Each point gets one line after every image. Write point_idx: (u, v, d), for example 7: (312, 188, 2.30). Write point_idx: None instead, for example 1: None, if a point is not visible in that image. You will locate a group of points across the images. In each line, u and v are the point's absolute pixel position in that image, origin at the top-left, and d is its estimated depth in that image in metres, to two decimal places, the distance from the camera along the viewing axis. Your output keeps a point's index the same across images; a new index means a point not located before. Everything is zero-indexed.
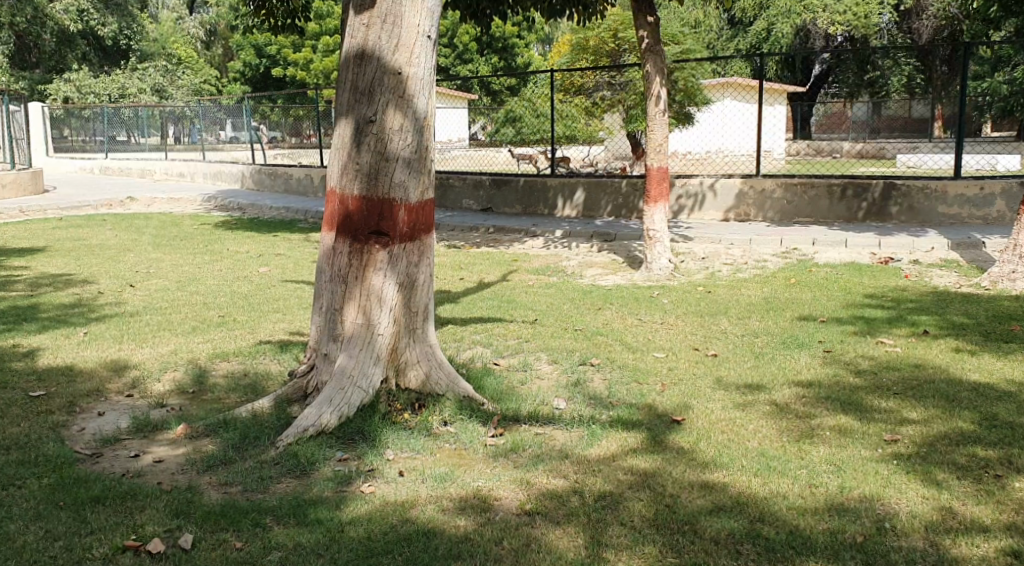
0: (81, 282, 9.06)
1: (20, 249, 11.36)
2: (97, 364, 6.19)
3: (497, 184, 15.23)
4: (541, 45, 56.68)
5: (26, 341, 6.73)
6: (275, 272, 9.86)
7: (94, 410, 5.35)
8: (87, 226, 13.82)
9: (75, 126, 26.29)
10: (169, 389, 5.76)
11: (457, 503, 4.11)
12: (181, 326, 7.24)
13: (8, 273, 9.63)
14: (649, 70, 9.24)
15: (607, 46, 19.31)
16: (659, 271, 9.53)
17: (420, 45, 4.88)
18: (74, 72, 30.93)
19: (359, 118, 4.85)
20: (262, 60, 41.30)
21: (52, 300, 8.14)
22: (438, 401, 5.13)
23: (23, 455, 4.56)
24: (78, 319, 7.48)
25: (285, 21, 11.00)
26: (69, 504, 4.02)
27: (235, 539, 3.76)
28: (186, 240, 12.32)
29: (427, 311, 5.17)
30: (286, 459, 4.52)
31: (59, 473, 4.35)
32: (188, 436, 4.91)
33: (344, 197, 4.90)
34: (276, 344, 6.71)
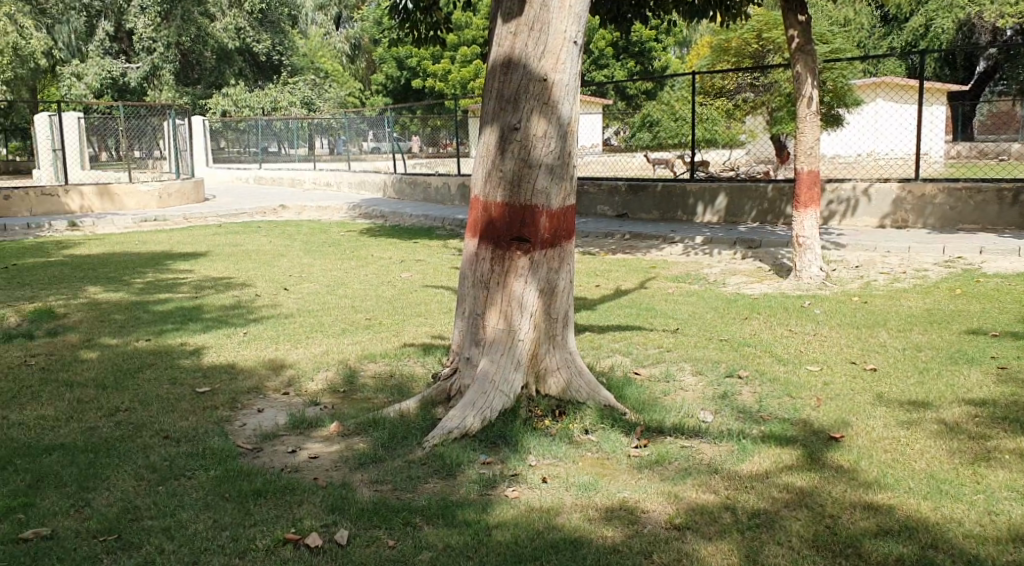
0: (239, 285, 9.54)
1: (184, 254, 12.08)
2: (256, 363, 6.47)
3: (634, 190, 15.03)
4: (678, 48, 55.99)
5: (192, 340, 7.13)
6: (416, 277, 10.08)
7: (254, 406, 5.60)
8: (243, 233, 14.57)
9: (231, 138, 28.24)
10: (322, 387, 5.95)
11: (604, 513, 4.04)
12: (332, 329, 7.49)
13: (174, 276, 10.24)
14: (799, 70, 8.87)
15: (750, 47, 18.87)
16: (810, 279, 9.16)
17: (566, 51, 4.84)
18: (232, 88, 32.81)
19: (505, 125, 4.86)
20: (403, 73, 42.45)
21: (215, 302, 8.59)
22: (579, 409, 5.07)
23: (193, 448, 4.80)
24: (238, 320, 7.87)
25: (428, 33, 11.19)
26: (234, 496, 4.20)
27: (388, 537, 3.83)
28: (334, 246, 12.79)
29: (568, 318, 5.13)
30: (433, 460, 4.58)
31: (224, 466, 4.55)
32: (341, 434, 5.05)
33: (487, 204, 4.93)
34: (421, 347, 6.83)
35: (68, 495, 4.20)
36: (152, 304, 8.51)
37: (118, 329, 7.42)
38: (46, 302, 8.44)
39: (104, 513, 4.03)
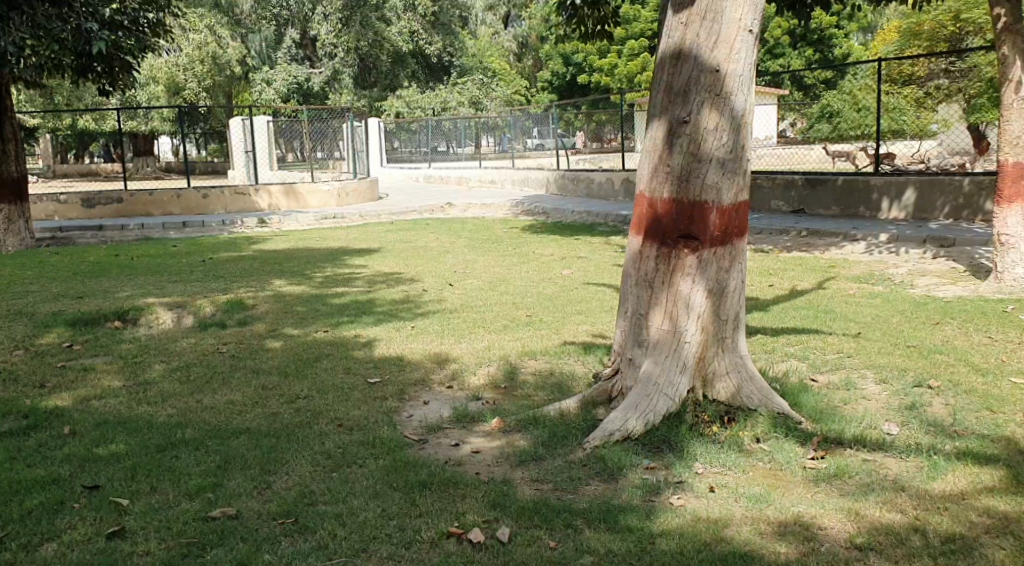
0: (408, 280, 9.78)
1: (358, 250, 12.54)
2: (423, 356, 6.58)
3: (811, 184, 14.31)
4: (861, 33, 53.04)
5: (364, 332, 7.35)
6: (580, 274, 9.99)
7: (421, 398, 5.67)
8: (413, 229, 14.99)
9: (404, 137, 29.30)
10: (486, 382, 5.96)
11: (777, 528, 3.79)
12: (495, 325, 7.52)
13: (349, 270, 10.63)
14: (1005, 53, 8.13)
15: (945, 30, 17.58)
16: (1012, 282, 8.36)
17: (740, 40, 4.59)
18: (405, 89, 33.93)
19: (673, 119, 4.68)
20: (569, 69, 42.52)
21: (385, 296, 8.84)
22: (750, 416, 4.80)
23: (363, 437, 4.90)
24: (407, 313, 8.05)
25: (596, 27, 11.06)
26: (401, 486, 4.25)
27: (549, 538, 3.76)
28: (498, 243, 12.91)
29: (739, 320, 4.87)
30: (595, 461, 4.47)
31: (392, 456, 4.61)
32: (503, 430, 5.02)
33: (653, 200, 4.76)
34: (583, 346, 6.73)
35: (251, 476, 4.38)
36: (328, 296, 8.86)
37: (298, 320, 7.76)
38: (235, 293, 8.96)
39: (282, 496, 4.16)
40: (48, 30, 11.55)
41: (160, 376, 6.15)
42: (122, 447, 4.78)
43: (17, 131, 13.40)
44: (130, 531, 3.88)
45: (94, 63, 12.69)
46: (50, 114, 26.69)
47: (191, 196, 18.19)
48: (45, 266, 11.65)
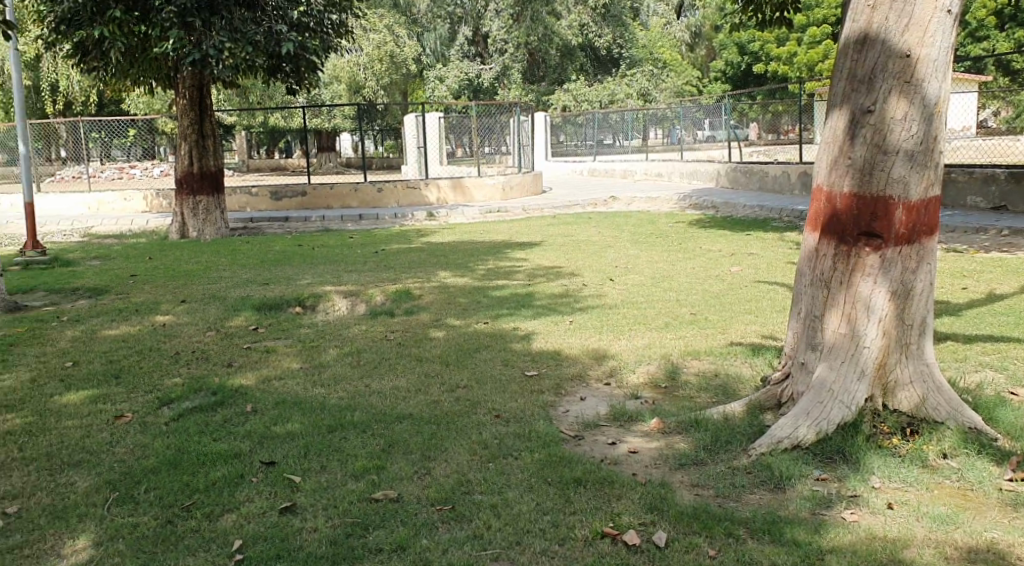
0: (569, 274, 9.75)
1: (522, 243, 12.64)
2: (581, 351, 6.51)
3: (1016, 180, 13.13)
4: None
5: (523, 325, 7.36)
6: (748, 272, 9.62)
7: (578, 394, 5.61)
8: (577, 223, 14.95)
9: (570, 131, 29.43)
10: (644, 381, 5.82)
11: (964, 554, 3.47)
12: (656, 322, 7.35)
13: (510, 263, 10.72)
14: None
15: None
16: None
17: (935, 22, 4.22)
18: (574, 83, 33.88)
19: (856, 108, 4.37)
20: (744, 59, 41.18)
21: (545, 290, 8.84)
22: (936, 429, 4.41)
23: (520, 429, 4.89)
24: (566, 308, 8.01)
25: (773, 14, 10.59)
26: (556, 482, 4.20)
27: (709, 546, 3.61)
28: (663, 238, 12.65)
29: (926, 325, 4.49)
30: (759, 470, 4.25)
31: (548, 450, 4.57)
32: (662, 431, 4.88)
33: (832, 195, 4.47)
34: (749, 347, 6.45)
35: (413, 462, 4.45)
36: (491, 289, 8.96)
37: (461, 311, 7.88)
38: (403, 284, 9.24)
39: (441, 483, 4.20)
40: (243, 33, 12.50)
41: (331, 361, 6.41)
42: (296, 426, 5.00)
43: (216, 127, 14.40)
44: (300, 507, 4.03)
45: (283, 64, 13.38)
46: (245, 113, 28.58)
47: (367, 190, 18.98)
48: (235, 254, 12.46)
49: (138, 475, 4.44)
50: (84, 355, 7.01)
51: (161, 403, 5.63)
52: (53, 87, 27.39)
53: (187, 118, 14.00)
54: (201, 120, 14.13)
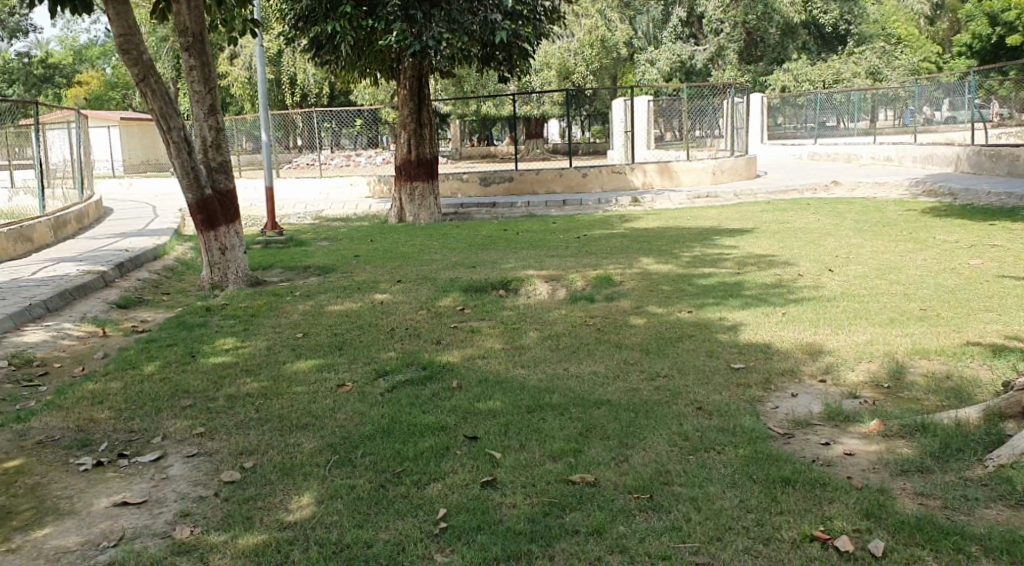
0: (783, 264, 9.28)
1: (733, 230, 12.21)
2: (793, 345, 6.18)
3: None
4: None
5: (731, 315, 7.09)
6: (989, 265, 8.74)
7: (788, 390, 5.32)
8: (793, 210, 14.24)
9: (789, 113, 28.19)
10: (863, 380, 5.43)
11: None
12: (879, 317, 6.84)
13: (720, 251, 10.38)
14: None
15: None
16: None
17: None
18: (794, 62, 32.19)
19: None
20: (993, 30, 37.44)
21: (755, 279, 8.47)
22: None
23: (724, 423, 4.69)
24: (778, 299, 7.64)
25: None
26: (761, 479, 3.99)
27: (933, 562, 3.31)
28: (890, 227, 11.76)
29: None
30: (996, 483, 3.84)
31: (754, 446, 4.36)
32: (882, 434, 4.52)
33: None
34: (988, 348, 5.85)
35: (611, 448, 4.39)
36: (698, 277, 8.70)
37: (666, 299, 7.72)
38: (607, 270, 9.17)
39: (640, 471, 4.12)
40: (461, 24, 12.86)
41: (534, 343, 6.47)
42: (498, 404, 5.08)
43: (433, 116, 14.90)
44: (501, 483, 4.08)
45: (496, 52, 13.72)
46: (461, 102, 29.51)
47: (572, 175, 19.08)
48: (446, 237, 12.91)
49: (354, 440, 4.69)
50: (311, 328, 7.52)
51: (376, 374, 5.93)
52: (290, 80, 29.52)
53: (406, 108, 14.63)
54: (419, 109, 14.70)
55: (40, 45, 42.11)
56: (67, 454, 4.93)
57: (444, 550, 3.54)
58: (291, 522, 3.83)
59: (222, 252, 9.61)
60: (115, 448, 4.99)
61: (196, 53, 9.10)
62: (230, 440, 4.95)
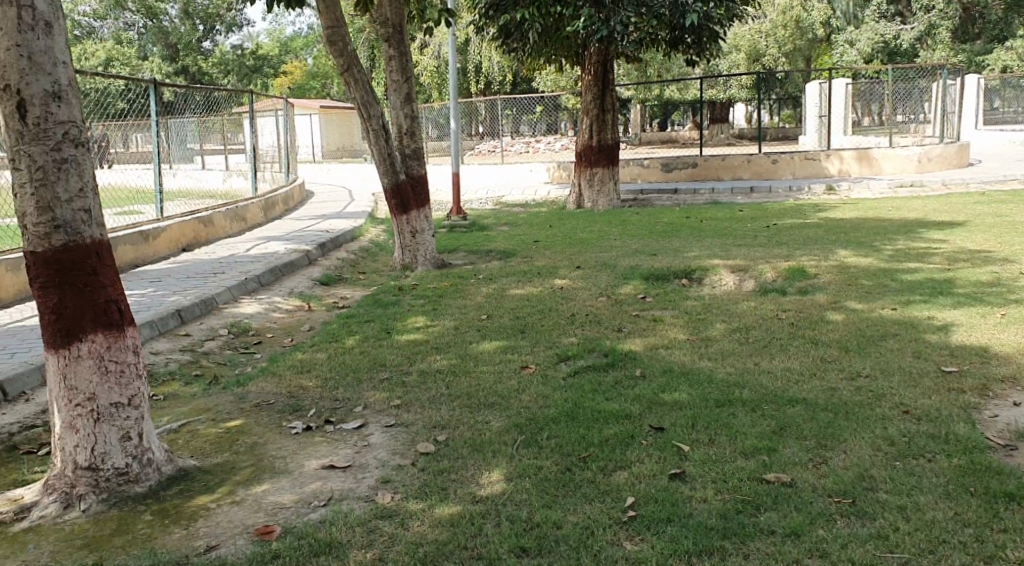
0: (1000, 261, 8.55)
1: (941, 223, 11.38)
2: (1014, 350, 5.68)
3: None
4: None
5: (941, 315, 6.62)
6: None
7: (1009, 398, 4.90)
8: (1012, 203, 13.07)
9: (1008, 97, 25.87)
10: None
11: None
12: None
13: (926, 244, 9.70)
14: None
15: None
16: None
17: None
18: (1017, 39, 29.49)
19: None
20: None
21: (969, 277, 7.86)
22: None
23: (935, 430, 4.38)
24: (996, 298, 7.05)
25: None
26: (980, 493, 3.70)
27: None
28: None
29: None
30: None
31: (970, 457, 4.05)
32: None
33: None
34: None
35: (808, 449, 4.22)
36: (901, 272, 8.18)
37: (866, 295, 7.31)
38: (798, 261, 8.81)
39: (841, 474, 3.93)
40: (650, 7, 12.69)
41: (720, 335, 6.31)
42: (685, 396, 4.99)
43: (617, 102, 14.84)
44: (689, 476, 4.01)
45: (685, 36, 13.41)
46: (644, 87, 29.14)
47: (761, 162, 18.44)
48: (627, 224, 12.82)
49: (541, 421, 4.76)
50: (496, 310, 7.70)
51: (559, 358, 5.99)
52: (476, 67, 30.20)
53: (590, 93, 14.66)
54: (603, 94, 14.67)
55: (250, 37, 45.33)
56: (280, 417, 5.38)
57: (633, 538, 3.53)
58: (482, 496, 3.94)
59: (412, 235, 10.01)
60: (322, 414, 5.38)
61: (395, 43, 9.47)
62: (424, 414, 5.17)
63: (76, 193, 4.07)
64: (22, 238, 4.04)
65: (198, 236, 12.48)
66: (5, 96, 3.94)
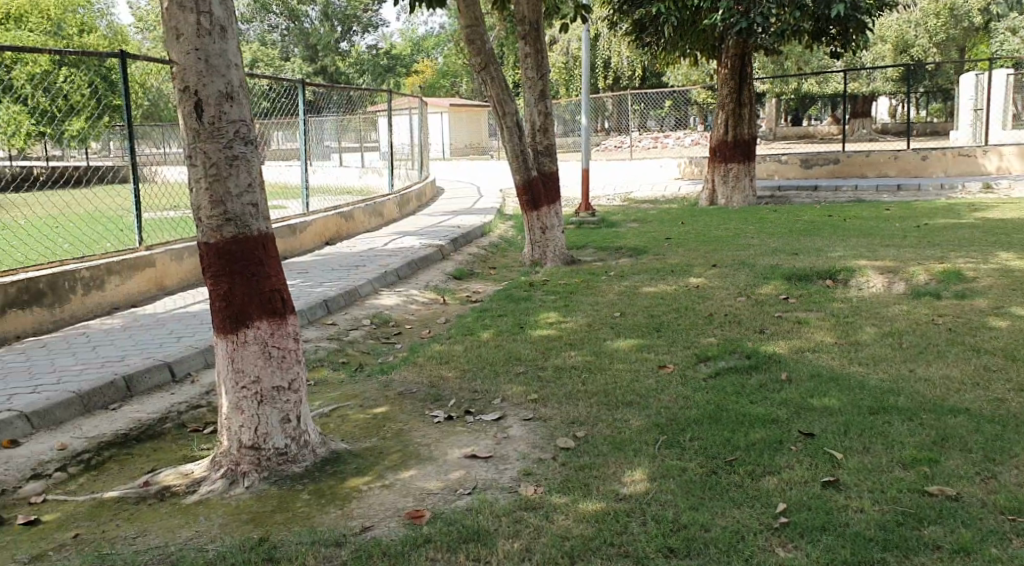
0: None
1: None
2: None
3: None
4: None
5: None
6: None
7: None
8: None
9: None
10: None
11: None
12: None
13: None
14: None
15: None
16: None
17: None
18: None
19: None
20: None
21: None
22: None
23: None
24: None
25: None
26: None
27: None
28: None
29: None
30: None
31: None
32: None
33: None
34: None
35: (973, 462, 4.00)
36: None
37: None
38: (953, 263, 8.34)
39: (1012, 491, 3.71)
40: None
41: (871, 340, 6.05)
42: (835, 402, 4.82)
43: (754, 96, 14.51)
44: (843, 485, 3.88)
45: (829, 27, 12.91)
46: (780, 80, 28.25)
47: (909, 159, 17.57)
48: (765, 222, 12.48)
49: (683, 422, 4.70)
50: (630, 307, 7.65)
51: (699, 359, 5.90)
52: (606, 63, 30.04)
53: (726, 88, 14.38)
54: (740, 89, 14.36)
55: (384, 37, 46.65)
56: (422, 406, 5.53)
57: (786, 545, 3.45)
58: (627, 495, 3.93)
59: (543, 231, 10.02)
60: (462, 405, 5.49)
61: (532, 40, 9.54)
62: (563, 410, 5.20)
63: (246, 187, 4.30)
64: (197, 229, 4.31)
65: (340, 230, 12.94)
66: (184, 96, 4.20)
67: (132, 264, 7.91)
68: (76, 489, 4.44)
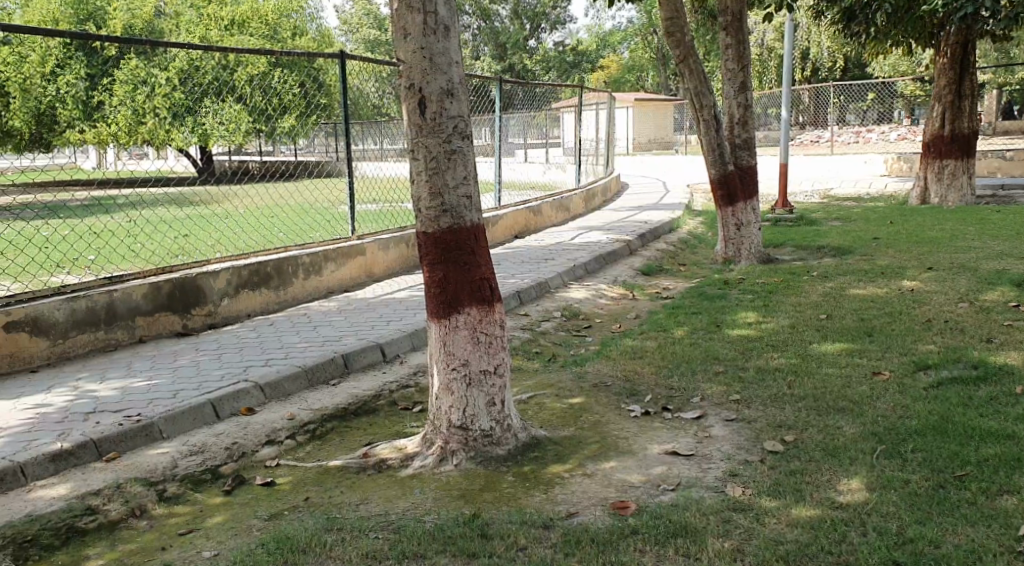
0: None
1: None
2: None
3: None
4: None
5: None
6: None
7: None
8: None
9: None
10: None
11: None
12: None
13: None
14: None
15: None
16: None
17: None
18: None
19: None
20: None
21: None
22: None
23: None
24: None
25: None
26: None
27: None
28: None
29: None
30: None
31: None
32: None
33: None
34: None
35: None
36: None
37: None
38: None
39: None
40: None
41: None
42: None
43: (976, 86, 13.49)
44: None
45: None
46: (1002, 69, 26.02)
47: None
48: (986, 223, 11.56)
49: (903, 432, 4.46)
50: (836, 310, 7.29)
51: (917, 367, 5.56)
52: (805, 54, 28.78)
53: (944, 77, 13.46)
54: (961, 77, 13.39)
55: (572, 34, 46.91)
56: (619, 400, 5.53)
57: None
58: (844, 504, 3.80)
59: (737, 228, 9.76)
60: (660, 401, 5.45)
61: (734, 31, 9.25)
62: (768, 412, 5.04)
63: (462, 180, 4.46)
64: (416, 219, 4.52)
65: (529, 224, 13.18)
66: (409, 93, 4.40)
67: (345, 251, 8.40)
68: (304, 456, 4.79)
